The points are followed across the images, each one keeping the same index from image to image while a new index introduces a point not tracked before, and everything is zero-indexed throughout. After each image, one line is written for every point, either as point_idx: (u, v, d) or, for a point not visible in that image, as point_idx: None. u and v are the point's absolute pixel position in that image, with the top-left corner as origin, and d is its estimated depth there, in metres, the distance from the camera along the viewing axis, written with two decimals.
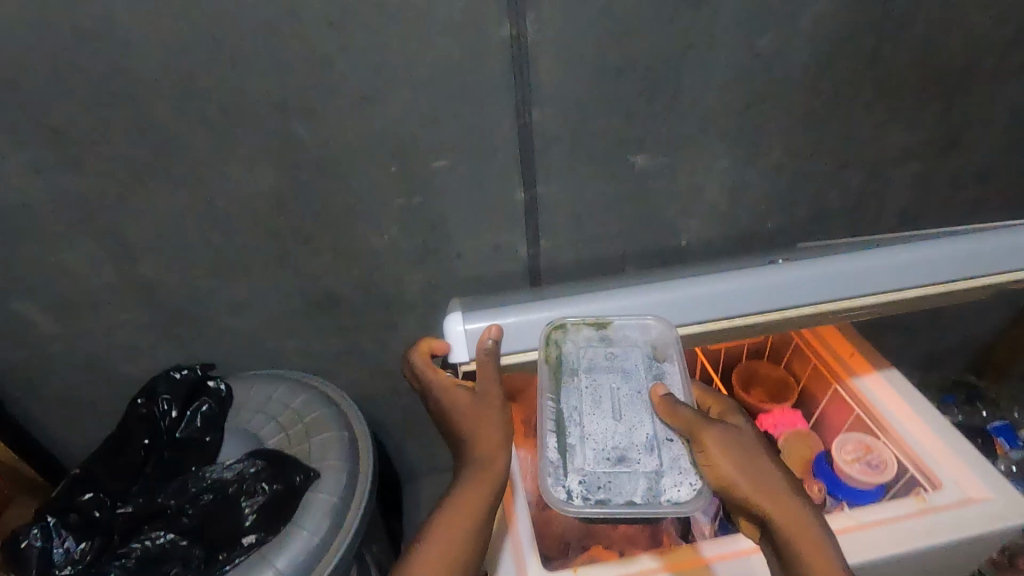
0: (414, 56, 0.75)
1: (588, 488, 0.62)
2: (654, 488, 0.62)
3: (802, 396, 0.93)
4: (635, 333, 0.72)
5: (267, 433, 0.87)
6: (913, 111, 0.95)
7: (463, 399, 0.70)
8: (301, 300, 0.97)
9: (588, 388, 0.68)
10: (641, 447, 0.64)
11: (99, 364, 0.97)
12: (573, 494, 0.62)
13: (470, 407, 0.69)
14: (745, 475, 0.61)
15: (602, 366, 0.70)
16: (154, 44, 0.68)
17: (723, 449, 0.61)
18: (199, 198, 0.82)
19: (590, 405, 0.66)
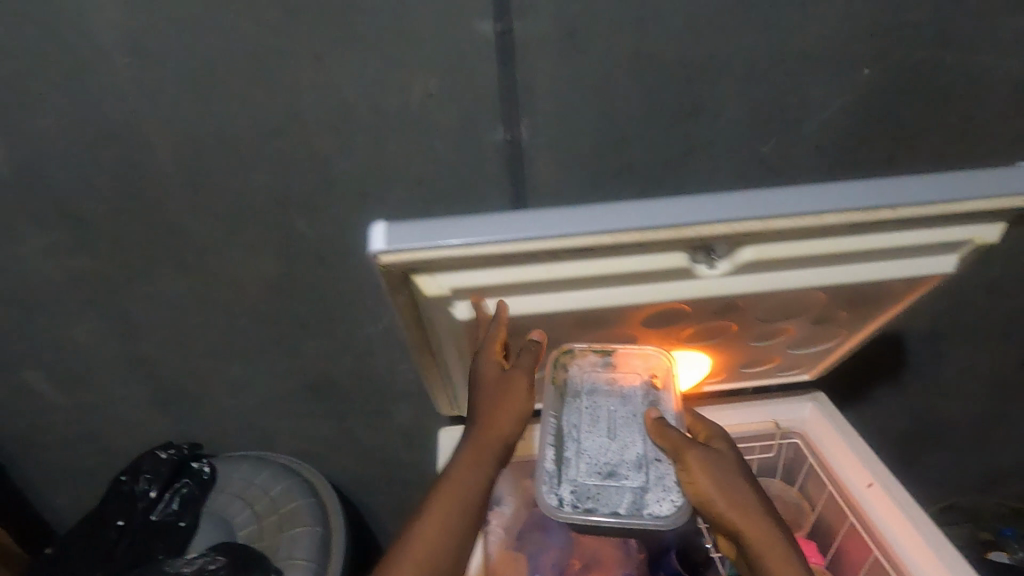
0: (412, 156, 0.77)
1: (578, 499, 0.58)
2: (638, 502, 0.58)
3: (817, 526, 0.84)
4: (636, 359, 0.66)
5: (240, 520, 0.85)
6: None
7: (492, 380, 0.57)
8: (295, 383, 0.96)
9: (587, 407, 0.63)
10: (630, 463, 0.59)
11: (97, 435, 0.99)
12: (564, 502, 0.58)
13: (495, 391, 0.56)
14: (729, 500, 0.55)
15: (603, 389, 0.64)
16: (169, 143, 0.73)
17: (706, 471, 0.56)
18: (201, 282, 0.85)
19: (586, 422, 0.61)
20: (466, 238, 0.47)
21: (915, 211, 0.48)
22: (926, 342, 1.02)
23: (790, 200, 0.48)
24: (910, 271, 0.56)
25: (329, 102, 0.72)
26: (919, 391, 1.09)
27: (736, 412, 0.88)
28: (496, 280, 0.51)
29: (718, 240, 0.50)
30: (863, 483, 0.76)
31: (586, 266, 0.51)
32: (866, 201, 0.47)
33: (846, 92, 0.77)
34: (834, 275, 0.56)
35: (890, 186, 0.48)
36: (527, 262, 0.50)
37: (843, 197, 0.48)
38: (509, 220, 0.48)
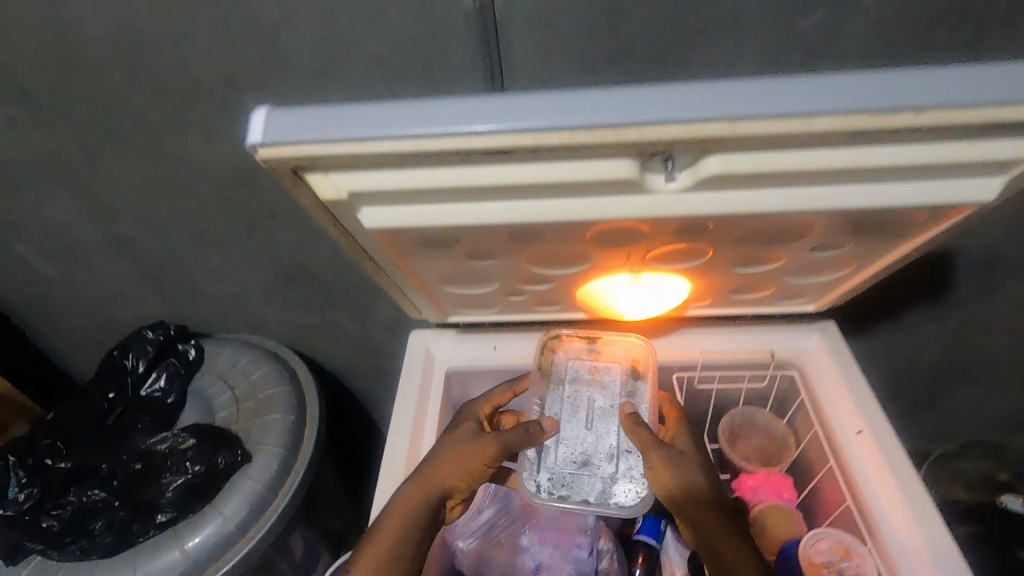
0: (366, 24, 0.66)
1: (555, 487, 0.61)
2: (607, 491, 0.61)
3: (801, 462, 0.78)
4: (616, 350, 0.70)
5: (221, 402, 0.88)
6: None
7: (460, 434, 0.67)
8: (275, 271, 0.95)
9: (569, 396, 0.66)
10: (603, 453, 0.63)
11: (100, 306, 1.03)
12: (541, 488, 0.62)
13: (457, 442, 0.66)
14: (687, 487, 0.60)
15: (584, 379, 0.68)
16: (90, 6, 0.64)
17: (669, 460, 0.61)
18: (163, 164, 0.80)
19: (567, 411, 0.65)
20: (358, 130, 0.39)
21: (941, 117, 0.36)
22: (978, 269, 0.87)
23: (771, 97, 0.37)
24: (937, 198, 0.44)
25: None
26: (961, 322, 0.96)
27: (729, 337, 0.80)
28: (402, 184, 0.43)
29: (675, 145, 0.40)
30: (853, 429, 0.70)
31: (509, 171, 0.42)
32: (873, 98, 0.36)
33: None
34: (833, 199, 0.44)
35: (914, 85, 0.36)
36: (436, 164, 0.42)
37: (844, 95, 0.36)
38: (407, 108, 0.39)
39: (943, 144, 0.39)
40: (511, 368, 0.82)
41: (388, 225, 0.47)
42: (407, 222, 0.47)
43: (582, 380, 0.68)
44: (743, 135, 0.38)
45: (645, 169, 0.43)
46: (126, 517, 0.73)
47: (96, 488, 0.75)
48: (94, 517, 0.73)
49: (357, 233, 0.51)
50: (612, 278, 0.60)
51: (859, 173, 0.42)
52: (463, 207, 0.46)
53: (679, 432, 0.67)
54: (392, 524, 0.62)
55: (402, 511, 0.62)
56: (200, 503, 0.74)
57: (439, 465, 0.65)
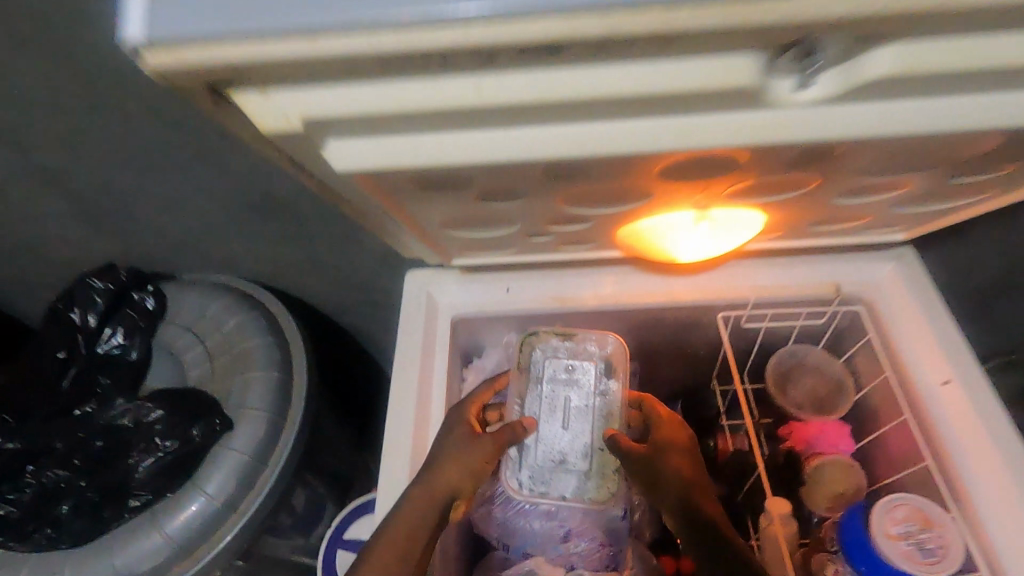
0: None
1: (536, 484, 0.62)
2: (582, 487, 0.62)
3: (866, 413, 0.68)
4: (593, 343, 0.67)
5: (191, 358, 0.76)
6: None
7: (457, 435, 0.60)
8: (236, 206, 0.77)
9: (546, 394, 0.65)
10: (579, 453, 0.63)
11: (41, 246, 0.88)
12: (522, 485, 0.62)
13: (455, 443, 0.59)
14: (657, 489, 0.58)
15: (561, 377, 0.66)
16: None
17: (635, 465, 0.60)
18: (64, 70, 0.60)
19: (546, 410, 0.64)
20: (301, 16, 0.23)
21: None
22: None
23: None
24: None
25: None
26: None
27: (783, 270, 0.68)
28: (379, 106, 0.28)
29: (828, 34, 0.24)
30: (937, 379, 0.60)
31: (545, 81, 0.27)
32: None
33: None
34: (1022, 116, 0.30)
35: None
36: (438, 74, 0.27)
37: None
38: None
39: None
40: (528, 312, 0.69)
41: (368, 169, 0.33)
42: (394, 164, 0.32)
43: (559, 377, 0.66)
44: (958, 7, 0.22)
45: (768, 72, 0.28)
46: (97, 499, 0.63)
47: (56, 467, 0.65)
48: (59, 500, 0.64)
49: (323, 174, 0.35)
50: (672, 215, 0.45)
51: None
52: (472, 134, 0.31)
53: (662, 431, 0.63)
54: (393, 535, 0.53)
55: (405, 516, 0.54)
56: (179, 482, 0.65)
57: (439, 468, 0.58)
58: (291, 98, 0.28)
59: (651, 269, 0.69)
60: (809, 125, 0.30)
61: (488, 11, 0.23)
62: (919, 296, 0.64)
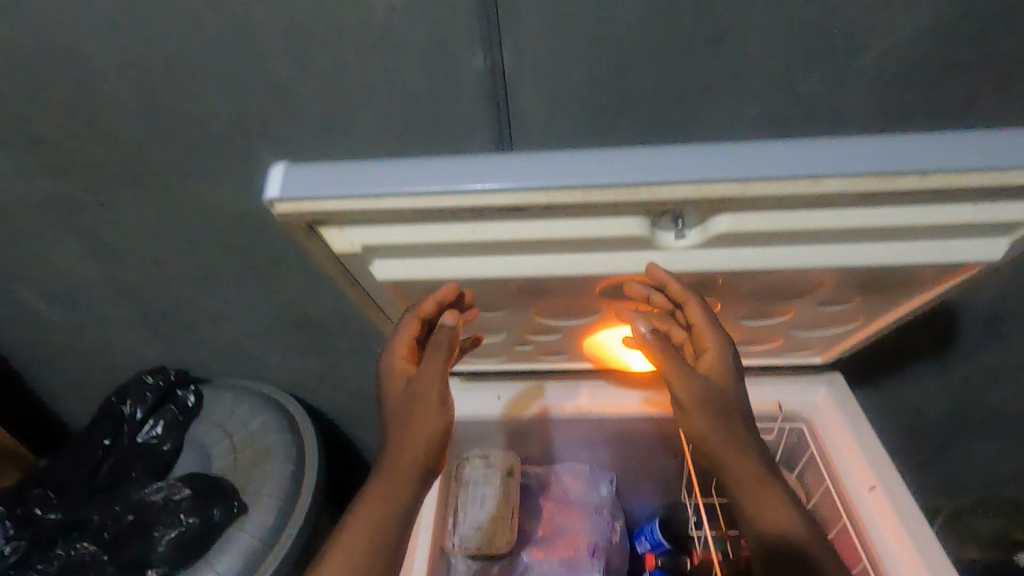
0: (377, 84, 0.67)
1: (477, 558, 0.73)
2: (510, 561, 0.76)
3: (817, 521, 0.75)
4: (502, 457, 0.82)
5: (218, 451, 0.86)
6: None
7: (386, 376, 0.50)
8: (278, 317, 0.95)
9: (477, 494, 0.78)
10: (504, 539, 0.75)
11: (98, 352, 1.02)
12: (467, 561, 0.73)
13: (396, 387, 0.50)
14: None
15: (482, 483, 0.79)
16: (111, 71, 0.67)
17: None
18: (171, 213, 0.82)
19: (474, 506, 0.76)
20: (422, 228, 0.43)
21: (953, 180, 0.37)
22: (972, 327, 0.88)
23: (793, 151, 0.37)
24: (947, 259, 0.45)
25: (282, 21, 0.62)
26: (958, 376, 0.96)
27: None
28: (438, 267, 0.48)
29: (685, 206, 0.40)
30: (864, 485, 0.68)
31: (532, 256, 0.46)
32: (890, 162, 0.36)
33: (934, 3, 0.59)
34: (860, 258, 0.45)
35: (930, 143, 0.37)
36: (452, 221, 0.42)
37: (870, 150, 0.36)
38: (418, 168, 0.39)
39: (887, 248, 0.45)
40: (514, 420, 0.79)
41: (400, 278, 0.49)
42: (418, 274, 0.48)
43: (483, 478, 0.79)
44: (733, 225, 0.42)
45: (654, 226, 0.43)
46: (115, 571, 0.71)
47: (86, 540, 0.74)
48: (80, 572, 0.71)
49: (368, 284, 0.52)
50: (618, 329, 0.61)
51: (831, 251, 0.45)
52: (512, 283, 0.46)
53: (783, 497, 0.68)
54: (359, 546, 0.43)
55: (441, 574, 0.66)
56: (190, 560, 0.72)
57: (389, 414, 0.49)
58: (376, 250, 0.47)
59: (619, 385, 0.81)
60: (703, 257, 0.46)
61: (487, 187, 0.38)
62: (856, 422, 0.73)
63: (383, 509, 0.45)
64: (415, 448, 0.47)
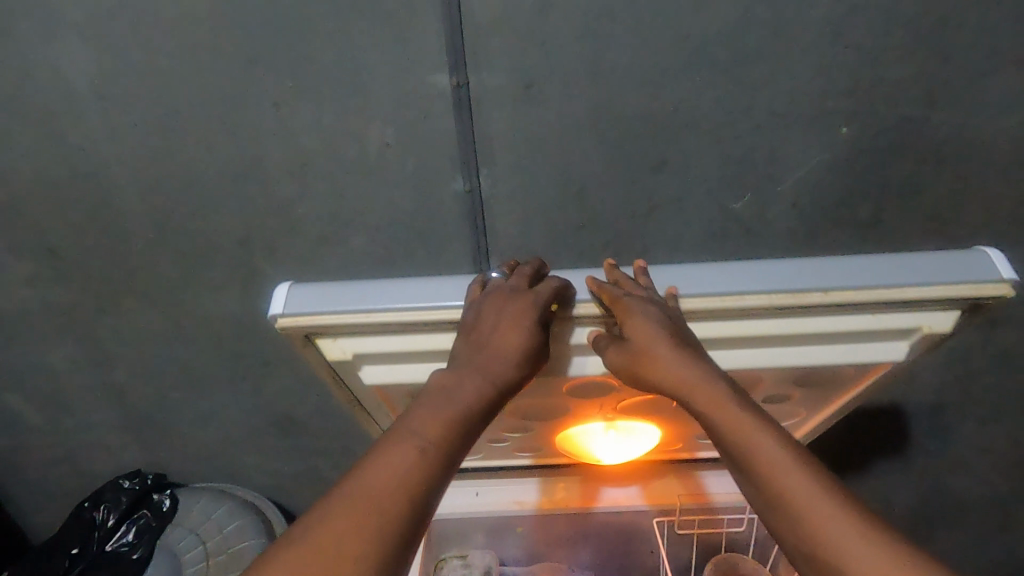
0: (369, 204, 0.76)
1: None
2: None
3: None
4: (478, 557, 0.82)
5: (190, 557, 0.84)
6: None
7: (506, 310, 0.45)
8: (262, 418, 0.97)
9: None
10: None
11: (74, 456, 1.01)
12: None
13: (503, 323, 0.45)
14: None
15: None
16: (130, 194, 0.75)
17: None
18: (167, 318, 0.86)
19: None
20: (410, 342, 0.49)
21: (854, 297, 0.44)
22: (921, 417, 0.94)
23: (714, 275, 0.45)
24: (863, 357, 0.52)
25: (288, 153, 0.71)
26: (924, 462, 1.00)
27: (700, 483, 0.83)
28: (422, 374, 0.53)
29: None
30: None
31: None
32: (792, 281, 0.44)
33: (837, 144, 0.71)
34: (796, 360, 0.52)
35: (825, 266, 0.45)
36: (436, 330, 0.48)
37: (776, 272, 0.44)
38: (413, 290, 0.46)
39: (826, 352, 0.52)
40: (491, 517, 0.81)
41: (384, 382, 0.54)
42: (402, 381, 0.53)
43: None
44: None
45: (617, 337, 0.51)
46: None
47: None
48: None
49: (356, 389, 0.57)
50: (588, 425, 0.66)
51: (777, 355, 0.52)
52: None
53: None
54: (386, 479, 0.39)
55: None
56: None
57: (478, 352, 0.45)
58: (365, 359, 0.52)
59: (594, 478, 0.84)
60: None
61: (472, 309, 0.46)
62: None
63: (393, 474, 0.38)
64: (446, 423, 0.42)
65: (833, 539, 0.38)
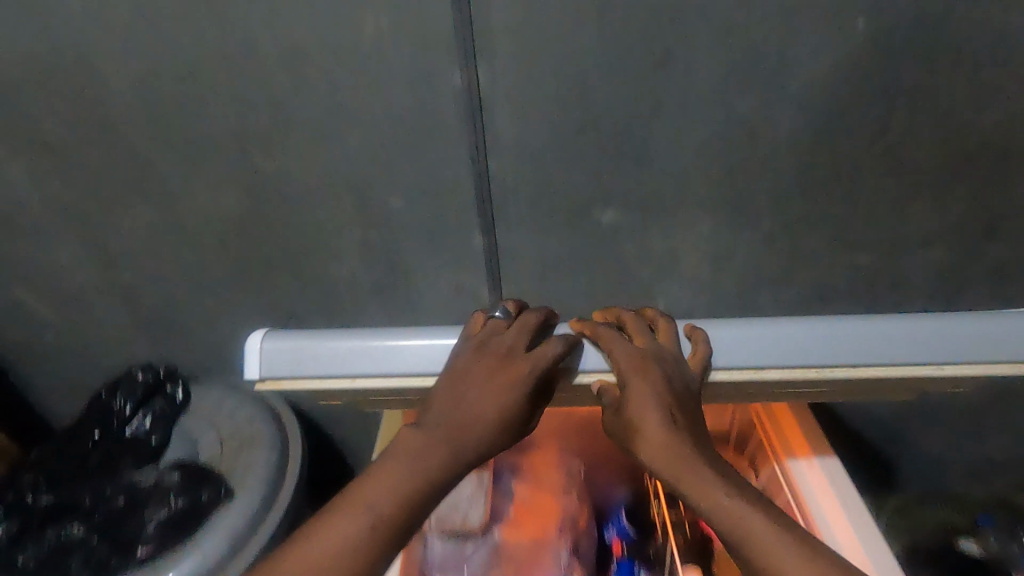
0: (364, 97, 0.74)
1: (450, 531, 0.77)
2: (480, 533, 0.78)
3: None
4: None
5: (206, 441, 0.90)
6: (934, 189, 0.83)
7: (481, 365, 0.51)
8: (266, 317, 1.00)
9: None
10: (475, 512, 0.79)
11: (87, 351, 1.05)
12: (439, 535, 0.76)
13: (477, 375, 0.51)
14: None
15: None
16: (121, 81, 0.74)
17: None
18: (168, 215, 0.87)
19: None
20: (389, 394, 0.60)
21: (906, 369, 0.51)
22: None
23: (750, 347, 0.52)
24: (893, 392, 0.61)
25: (281, 39, 0.69)
26: None
27: None
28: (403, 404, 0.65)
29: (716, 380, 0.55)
30: None
31: None
32: (827, 357, 0.51)
33: (845, 37, 0.69)
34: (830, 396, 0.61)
35: (850, 339, 0.51)
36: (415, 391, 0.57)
37: (805, 346, 0.51)
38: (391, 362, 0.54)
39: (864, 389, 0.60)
40: None
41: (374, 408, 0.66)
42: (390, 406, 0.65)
43: None
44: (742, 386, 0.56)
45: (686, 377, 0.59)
46: (105, 550, 0.74)
47: (74, 523, 0.77)
48: (70, 551, 0.74)
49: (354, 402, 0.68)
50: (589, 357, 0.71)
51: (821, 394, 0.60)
52: None
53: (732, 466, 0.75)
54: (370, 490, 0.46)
55: None
56: (178, 538, 0.75)
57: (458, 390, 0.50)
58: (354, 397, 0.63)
59: None
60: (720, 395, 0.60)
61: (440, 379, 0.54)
62: (838, 484, 0.65)
63: (391, 483, 0.46)
64: (447, 455, 0.48)
65: (768, 561, 0.42)
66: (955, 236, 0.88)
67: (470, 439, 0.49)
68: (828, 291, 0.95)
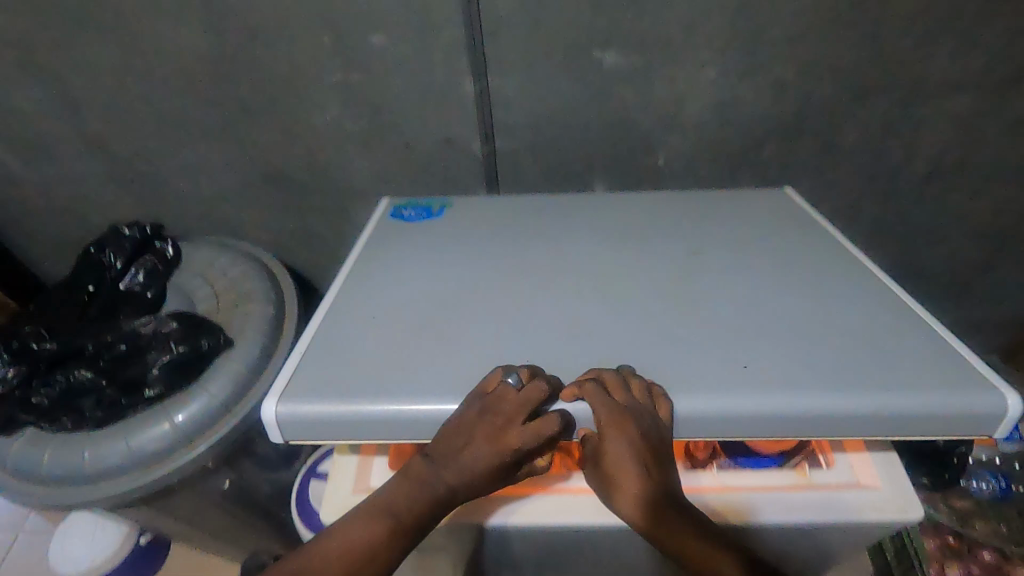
0: None
1: None
2: None
3: None
4: None
5: (200, 295, 0.91)
6: (952, 21, 0.78)
7: (479, 432, 0.53)
8: (250, 174, 0.96)
9: None
10: None
11: (69, 211, 1.03)
12: None
13: (473, 440, 0.53)
14: None
15: None
16: None
17: None
18: (135, 52, 0.82)
19: None
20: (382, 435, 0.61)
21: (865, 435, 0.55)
22: (905, 182, 0.96)
23: (736, 424, 0.54)
24: None
25: None
26: (902, 224, 1.02)
27: None
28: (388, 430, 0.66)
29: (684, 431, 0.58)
30: None
31: None
32: (800, 430, 0.54)
33: None
34: None
35: (832, 422, 0.53)
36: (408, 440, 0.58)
37: (788, 425, 0.54)
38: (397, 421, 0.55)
39: None
40: None
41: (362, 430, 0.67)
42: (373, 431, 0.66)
43: None
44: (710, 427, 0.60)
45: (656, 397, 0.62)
46: (116, 392, 0.77)
47: (82, 367, 0.79)
48: (83, 393, 0.77)
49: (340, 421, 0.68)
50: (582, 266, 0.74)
51: None
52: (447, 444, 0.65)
53: None
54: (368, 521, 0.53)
55: None
56: (185, 380, 0.79)
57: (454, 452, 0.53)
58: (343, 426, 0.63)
59: None
60: None
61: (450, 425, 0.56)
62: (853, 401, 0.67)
63: (387, 513, 0.53)
64: (438, 496, 0.53)
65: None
66: (969, 79, 0.84)
67: (474, 491, 0.54)
68: (836, 144, 0.91)
